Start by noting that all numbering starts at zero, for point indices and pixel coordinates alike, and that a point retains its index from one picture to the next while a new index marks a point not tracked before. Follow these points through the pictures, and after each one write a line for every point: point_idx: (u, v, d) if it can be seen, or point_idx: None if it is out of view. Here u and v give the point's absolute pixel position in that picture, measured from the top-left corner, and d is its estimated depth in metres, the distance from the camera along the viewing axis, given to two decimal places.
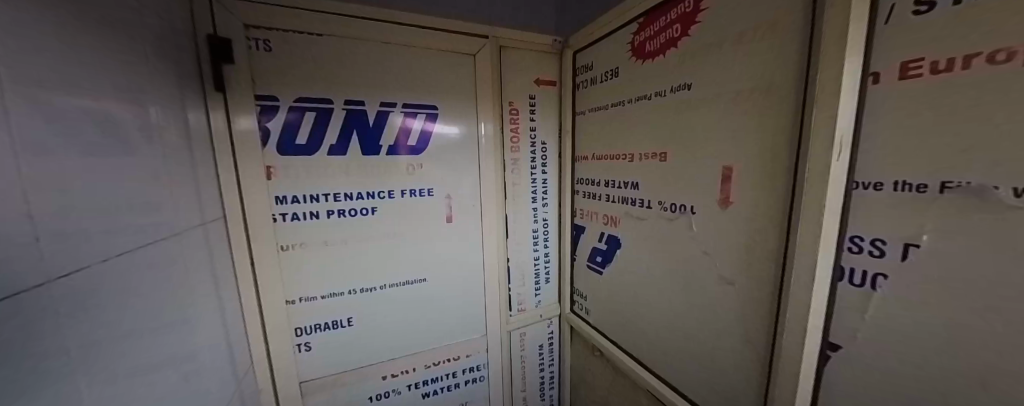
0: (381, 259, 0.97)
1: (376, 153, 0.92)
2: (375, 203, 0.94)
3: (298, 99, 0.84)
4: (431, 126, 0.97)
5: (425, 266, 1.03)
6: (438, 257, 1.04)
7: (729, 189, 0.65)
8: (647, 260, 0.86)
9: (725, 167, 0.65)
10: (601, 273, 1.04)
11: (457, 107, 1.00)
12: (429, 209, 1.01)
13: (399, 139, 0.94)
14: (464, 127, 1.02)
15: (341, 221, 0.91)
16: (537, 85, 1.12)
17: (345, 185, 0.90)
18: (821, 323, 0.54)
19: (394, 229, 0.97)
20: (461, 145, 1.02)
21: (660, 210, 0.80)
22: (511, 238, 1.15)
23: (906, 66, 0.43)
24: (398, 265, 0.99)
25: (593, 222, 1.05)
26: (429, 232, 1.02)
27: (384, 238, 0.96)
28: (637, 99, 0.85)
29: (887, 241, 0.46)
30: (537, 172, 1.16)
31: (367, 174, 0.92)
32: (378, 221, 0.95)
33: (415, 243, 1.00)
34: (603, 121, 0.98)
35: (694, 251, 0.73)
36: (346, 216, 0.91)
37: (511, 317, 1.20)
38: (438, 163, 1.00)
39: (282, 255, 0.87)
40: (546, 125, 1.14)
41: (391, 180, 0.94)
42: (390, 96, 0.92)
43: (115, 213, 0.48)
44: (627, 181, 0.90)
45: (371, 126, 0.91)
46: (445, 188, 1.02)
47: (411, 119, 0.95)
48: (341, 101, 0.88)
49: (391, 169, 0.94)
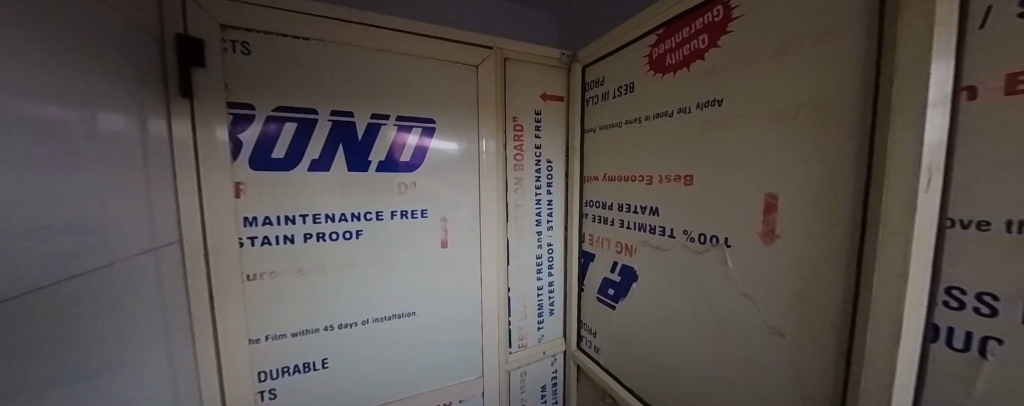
0: (366, 289, 0.85)
1: (364, 170, 0.82)
2: (362, 225, 0.83)
3: (277, 108, 0.74)
4: (427, 141, 0.88)
5: (416, 298, 0.91)
6: (431, 286, 0.92)
7: (774, 220, 0.55)
8: (669, 297, 0.75)
9: (769, 195, 0.55)
10: (614, 307, 0.92)
11: (458, 121, 0.92)
12: (423, 233, 0.90)
13: (391, 155, 0.84)
14: (464, 143, 0.93)
15: (320, 246, 0.79)
16: (543, 100, 1.04)
17: (326, 206, 0.79)
18: (909, 394, 0.42)
19: (382, 255, 0.86)
20: (460, 162, 0.93)
21: (685, 240, 0.70)
22: (513, 265, 1.04)
23: (1013, 78, 0.34)
24: (385, 296, 0.87)
25: (605, 250, 0.95)
26: (421, 259, 0.90)
27: (369, 265, 0.84)
28: (656, 116, 0.77)
29: (998, 296, 0.36)
30: (542, 193, 1.06)
31: (353, 193, 0.81)
32: (364, 246, 0.84)
33: (405, 271, 0.89)
34: (616, 139, 0.90)
35: (730, 291, 0.62)
36: (326, 241, 0.80)
37: (511, 355, 1.06)
38: (434, 181, 0.90)
39: (248, 285, 0.75)
40: (553, 142, 1.06)
41: (379, 200, 0.84)
42: (383, 107, 0.83)
43: (80, 230, 0.38)
44: (645, 206, 0.80)
45: (360, 140, 0.81)
46: (441, 209, 0.91)
47: (405, 133, 0.86)
48: (327, 112, 0.78)
49: (380, 188, 0.84)
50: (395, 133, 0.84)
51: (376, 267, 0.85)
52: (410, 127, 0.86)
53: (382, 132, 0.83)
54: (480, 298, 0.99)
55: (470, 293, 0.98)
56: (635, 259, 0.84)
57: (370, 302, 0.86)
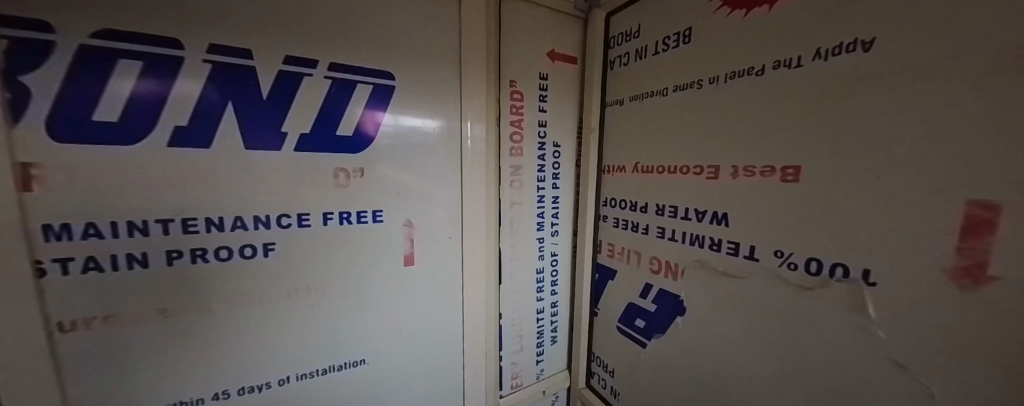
0: (288, 331, 0.56)
1: (275, 149, 0.51)
2: (276, 235, 0.53)
3: (99, 32, 0.41)
4: (381, 108, 0.58)
5: (368, 337, 0.63)
6: (390, 320, 0.64)
7: (983, 250, 0.31)
8: (739, 347, 0.51)
9: (977, 204, 0.30)
10: (646, 345, 0.68)
11: (429, 80, 0.62)
12: (376, 245, 0.61)
13: (321, 125, 0.54)
14: (439, 113, 0.64)
15: (199, 270, 0.49)
16: (550, 60, 0.75)
17: (207, 206, 0.48)
18: None
19: (313, 279, 0.56)
20: (433, 142, 0.64)
21: (776, 266, 0.46)
22: (506, 284, 0.77)
23: None
24: (318, 339, 0.59)
25: (633, 268, 0.69)
26: (374, 282, 0.61)
27: (291, 296, 0.55)
28: (730, 77, 0.51)
29: None
30: (546, 187, 0.79)
31: (255, 186, 0.50)
32: (281, 266, 0.54)
33: (351, 301, 0.60)
34: (656, 114, 0.64)
35: (864, 356, 0.39)
36: (210, 262, 0.49)
37: (502, 399, 0.81)
38: (393, 169, 0.61)
39: (64, 343, 0.44)
40: (561, 119, 0.79)
41: (303, 197, 0.54)
42: (304, 48, 0.52)
43: None
44: (704, 211, 0.55)
45: (265, 99, 0.50)
46: (405, 210, 0.63)
47: (345, 92, 0.55)
48: (204, 47, 0.46)
49: (305, 177, 0.53)
50: (328, 91, 0.53)
51: (302, 297, 0.56)
52: (352, 83, 0.55)
53: (304, 88, 0.52)
54: (462, 330, 0.73)
55: (448, 325, 0.71)
56: (682, 284, 0.59)
57: (295, 349, 0.57)
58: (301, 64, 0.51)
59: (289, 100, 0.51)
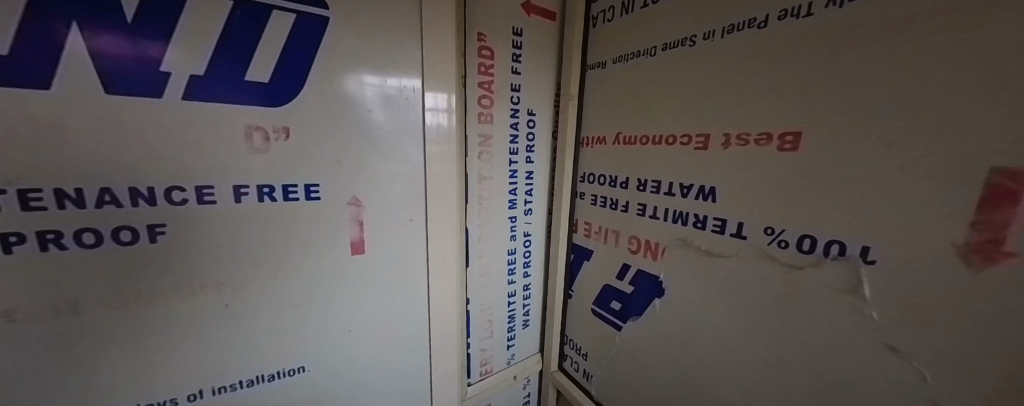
0: (201, 329, 0.46)
1: (156, 94, 0.39)
2: (165, 216, 0.41)
3: None
4: (310, 49, 0.46)
5: (309, 332, 0.54)
6: (336, 315, 0.55)
7: (1001, 223, 0.27)
8: (720, 329, 0.48)
9: (1006, 172, 0.26)
10: (622, 327, 0.65)
11: (377, 21, 0.50)
12: (313, 226, 0.51)
13: (223, 66, 0.42)
14: (392, 68, 0.52)
15: (53, 261, 0.37)
16: (525, 12, 0.65)
17: (59, 172, 0.36)
18: None
19: (228, 268, 0.46)
20: (384, 101, 0.53)
21: (765, 244, 0.42)
22: (474, 266, 0.70)
23: None
24: (244, 339, 0.49)
25: (612, 247, 0.65)
26: (312, 272, 0.52)
27: (201, 290, 0.45)
28: (728, 31, 0.44)
29: None
30: (519, 160, 0.71)
31: (131, 146, 0.39)
32: (181, 252, 0.43)
33: (285, 291, 0.50)
34: (642, 78, 0.57)
35: (853, 338, 0.36)
36: (69, 249, 0.38)
37: (470, 388, 0.76)
38: (333, 132, 0.49)
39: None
40: (537, 84, 0.70)
41: (209, 164, 0.43)
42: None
43: None
44: (689, 185, 0.50)
45: (136, 23, 0.37)
46: (350, 183, 0.52)
47: (254, 23, 0.42)
48: None
49: (208, 137, 0.42)
50: (229, 18, 0.41)
51: (216, 291, 0.46)
52: (266, 8, 0.43)
53: (190, 11, 0.39)
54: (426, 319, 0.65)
55: (410, 315, 0.63)
56: (663, 264, 0.55)
57: (212, 349, 0.47)
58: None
59: (172, 26, 0.38)
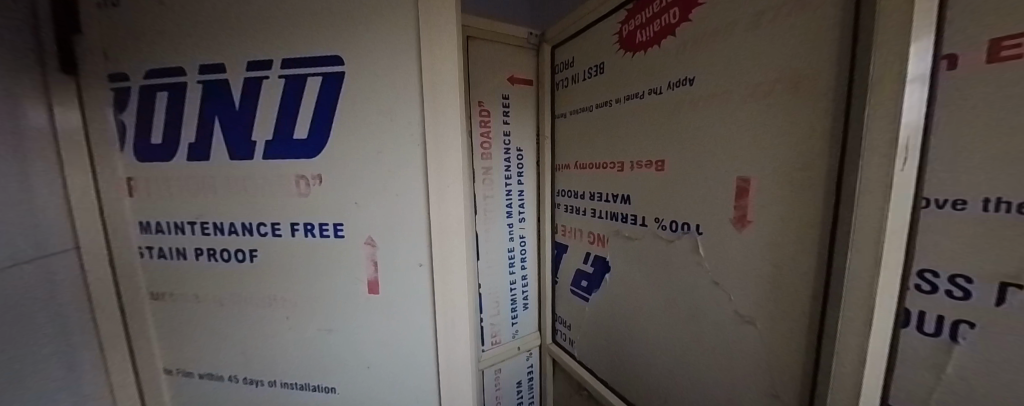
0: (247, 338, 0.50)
1: (246, 157, 0.45)
2: (258, 242, 0.48)
3: (148, 75, 0.45)
4: (331, 99, 0.43)
5: (338, 357, 0.50)
6: (361, 345, 0.49)
7: (746, 206, 0.52)
8: (641, 288, 0.73)
9: (741, 178, 0.52)
10: (589, 299, 0.89)
11: (384, 67, 0.43)
12: (337, 258, 0.47)
13: (280, 127, 0.44)
14: (399, 82, 0.43)
15: (205, 271, 0.49)
16: (511, 84, 0.96)
17: (208, 209, 0.47)
18: (879, 384, 0.40)
19: (283, 286, 0.49)
20: (391, 108, 0.43)
21: (657, 228, 0.68)
22: (482, 259, 0.97)
23: (997, 44, 0.32)
24: (288, 351, 0.50)
25: (579, 241, 0.90)
26: (339, 297, 0.48)
27: (268, 304, 0.49)
28: (626, 98, 0.72)
29: (973, 279, 0.35)
30: (513, 183, 1.00)
31: (234, 194, 0.47)
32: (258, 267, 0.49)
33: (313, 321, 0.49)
34: (587, 124, 0.85)
35: (696, 280, 0.61)
36: (212, 261, 0.49)
37: (483, 354, 1.01)
38: (349, 165, 0.45)
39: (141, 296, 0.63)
40: (522, 129, 0.99)
41: (266, 201, 0.46)
42: (265, 54, 0.44)
43: None
44: (617, 193, 0.77)
45: (227, 103, 0.45)
46: (368, 222, 0.46)
47: (296, 88, 0.44)
48: (194, 70, 0.45)
49: (253, 188, 0.46)
50: (283, 89, 0.44)
51: (277, 306, 0.49)
52: (304, 77, 0.43)
53: (262, 94, 0.44)
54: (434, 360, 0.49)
55: (416, 361, 0.49)
56: (610, 249, 0.80)
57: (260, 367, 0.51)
58: (257, 66, 0.44)
59: (251, 109, 0.45)
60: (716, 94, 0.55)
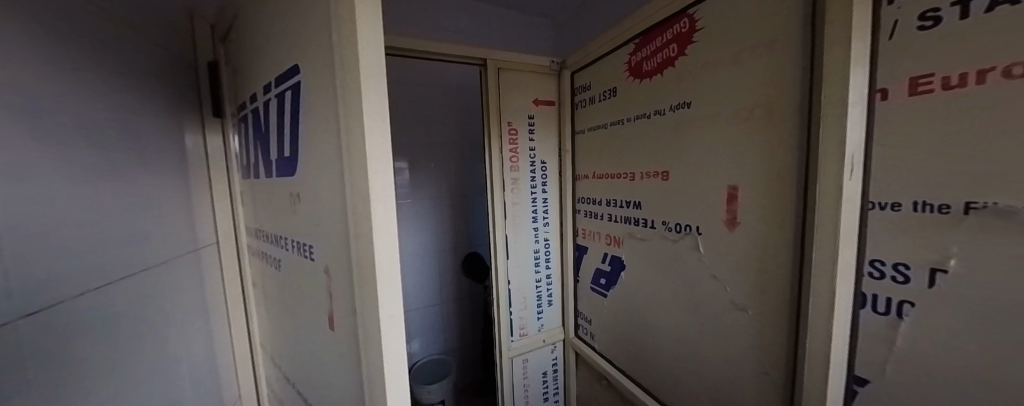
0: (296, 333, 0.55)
1: (270, 172, 0.51)
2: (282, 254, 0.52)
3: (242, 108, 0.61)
4: (294, 110, 0.39)
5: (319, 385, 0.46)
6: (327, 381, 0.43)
7: (735, 209, 0.63)
8: (653, 283, 0.83)
9: (730, 186, 0.63)
10: (606, 295, 1.00)
11: (320, 45, 0.31)
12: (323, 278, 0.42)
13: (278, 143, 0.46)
14: (318, 58, 0.31)
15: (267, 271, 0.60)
16: (535, 106, 1.10)
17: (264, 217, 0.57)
18: (845, 354, 0.50)
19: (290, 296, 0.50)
20: (318, 97, 0.33)
21: (664, 230, 0.78)
22: (511, 259, 1.11)
23: (915, 81, 0.44)
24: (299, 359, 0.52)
25: (598, 243, 1.01)
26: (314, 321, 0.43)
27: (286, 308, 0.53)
28: (636, 118, 0.84)
29: (910, 266, 0.46)
30: (537, 191, 1.13)
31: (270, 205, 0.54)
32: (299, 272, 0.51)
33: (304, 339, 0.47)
34: (602, 140, 0.97)
35: (698, 273, 0.71)
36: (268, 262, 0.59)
37: (513, 344, 1.13)
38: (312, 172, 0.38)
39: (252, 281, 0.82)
40: (545, 145, 1.13)
41: (282, 214, 0.49)
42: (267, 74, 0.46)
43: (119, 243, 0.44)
44: (629, 200, 0.88)
45: (261, 125, 0.51)
46: (324, 246, 0.38)
47: (280, 103, 0.43)
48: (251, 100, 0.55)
49: (277, 203, 0.50)
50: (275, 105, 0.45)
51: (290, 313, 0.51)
52: (283, 93, 0.42)
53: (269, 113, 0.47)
54: None
55: None
56: (626, 251, 0.90)
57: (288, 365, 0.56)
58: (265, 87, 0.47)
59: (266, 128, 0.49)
60: (708, 115, 0.66)
